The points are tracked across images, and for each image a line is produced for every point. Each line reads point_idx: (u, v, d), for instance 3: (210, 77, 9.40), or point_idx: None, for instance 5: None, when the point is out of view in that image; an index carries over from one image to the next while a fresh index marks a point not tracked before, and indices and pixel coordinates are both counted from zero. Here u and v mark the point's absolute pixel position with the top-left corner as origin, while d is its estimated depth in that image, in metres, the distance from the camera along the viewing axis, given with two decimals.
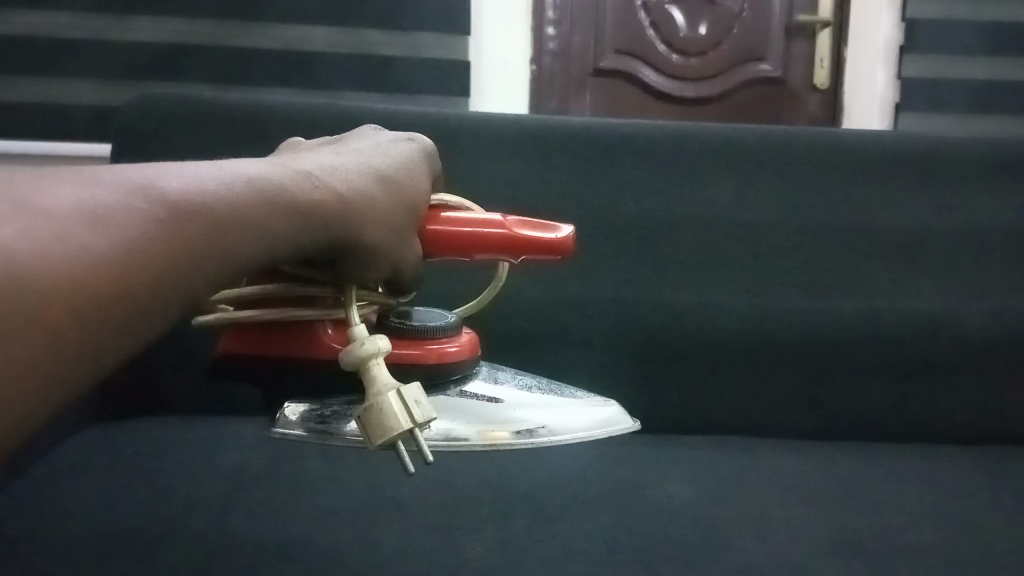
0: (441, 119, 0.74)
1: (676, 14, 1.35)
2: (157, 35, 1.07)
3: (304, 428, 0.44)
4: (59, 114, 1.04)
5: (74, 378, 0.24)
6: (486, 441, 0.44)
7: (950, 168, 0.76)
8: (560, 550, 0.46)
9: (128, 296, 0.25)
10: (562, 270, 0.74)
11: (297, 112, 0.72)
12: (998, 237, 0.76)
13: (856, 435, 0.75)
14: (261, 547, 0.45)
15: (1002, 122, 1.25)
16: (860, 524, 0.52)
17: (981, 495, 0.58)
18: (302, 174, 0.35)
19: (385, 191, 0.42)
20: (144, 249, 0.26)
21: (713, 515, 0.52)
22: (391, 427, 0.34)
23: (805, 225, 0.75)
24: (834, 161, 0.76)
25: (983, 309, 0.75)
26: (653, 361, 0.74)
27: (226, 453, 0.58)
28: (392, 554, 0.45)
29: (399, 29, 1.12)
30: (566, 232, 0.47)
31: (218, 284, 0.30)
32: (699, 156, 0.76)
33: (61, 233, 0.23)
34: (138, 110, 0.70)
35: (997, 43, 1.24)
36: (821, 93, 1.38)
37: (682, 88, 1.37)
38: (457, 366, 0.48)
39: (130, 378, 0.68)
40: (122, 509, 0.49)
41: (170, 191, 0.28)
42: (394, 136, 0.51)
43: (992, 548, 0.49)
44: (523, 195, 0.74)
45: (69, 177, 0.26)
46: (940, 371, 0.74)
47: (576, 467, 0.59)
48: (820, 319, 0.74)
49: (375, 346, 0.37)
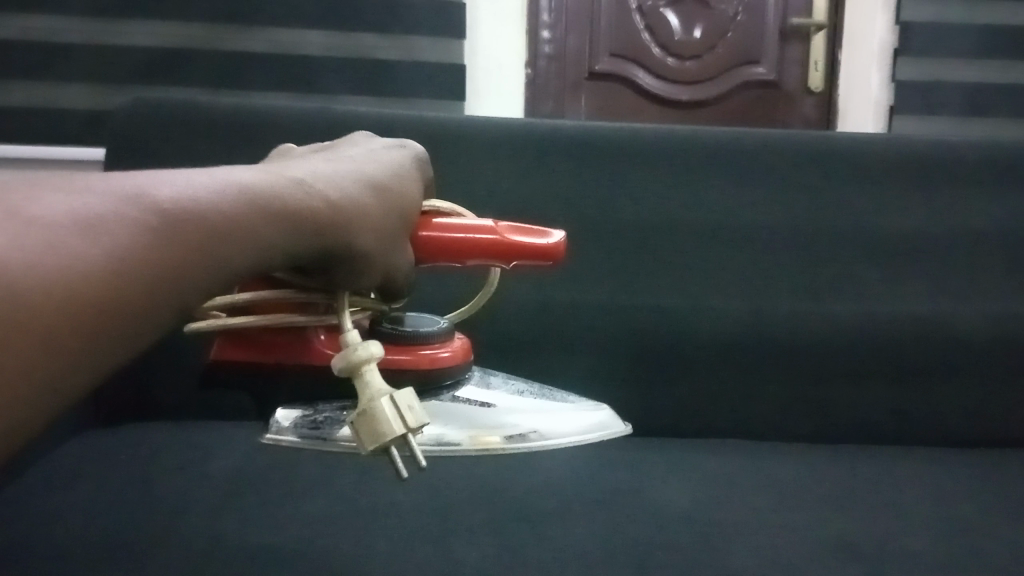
0: (436, 123, 0.74)
1: (671, 18, 1.35)
2: (152, 39, 1.07)
3: (296, 434, 0.44)
4: (54, 118, 1.04)
5: (67, 385, 0.24)
6: (477, 446, 0.44)
7: (944, 171, 0.77)
8: (556, 554, 0.46)
9: (120, 304, 0.25)
10: (557, 274, 0.74)
11: (292, 117, 0.72)
12: (991, 240, 0.76)
13: (850, 438, 0.75)
14: (256, 553, 0.45)
15: (996, 124, 1.26)
16: (855, 527, 0.52)
17: (976, 498, 0.59)
18: (295, 182, 0.36)
19: (377, 198, 0.42)
20: (136, 257, 0.26)
21: (709, 519, 0.52)
22: (385, 432, 0.34)
23: (799, 229, 0.76)
24: (828, 165, 0.77)
25: (975, 311, 0.75)
26: (648, 364, 0.74)
27: (221, 459, 0.58)
28: (386, 559, 0.45)
29: (395, 33, 1.13)
30: (558, 237, 0.47)
31: (211, 291, 0.31)
32: (694, 160, 0.76)
33: (52, 242, 0.23)
34: (133, 115, 0.71)
35: (990, 46, 1.24)
36: (815, 96, 1.39)
37: (678, 91, 1.37)
38: (450, 371, 0.48)
39: (124, 383, 0.68)
40: (116, 516, 0.49)
41: (163, 200, 0.28)
42: (386, 143, 0.51)
43: (984, 550, 0.50)
44: (518, 200, 0.74)
45: (61, 185, 0.26)
46: (934, 374, 0.75)
47: (571, 471, 0.59)
48: (814, 323, 0.75)
49: (368, 352, 0.37)
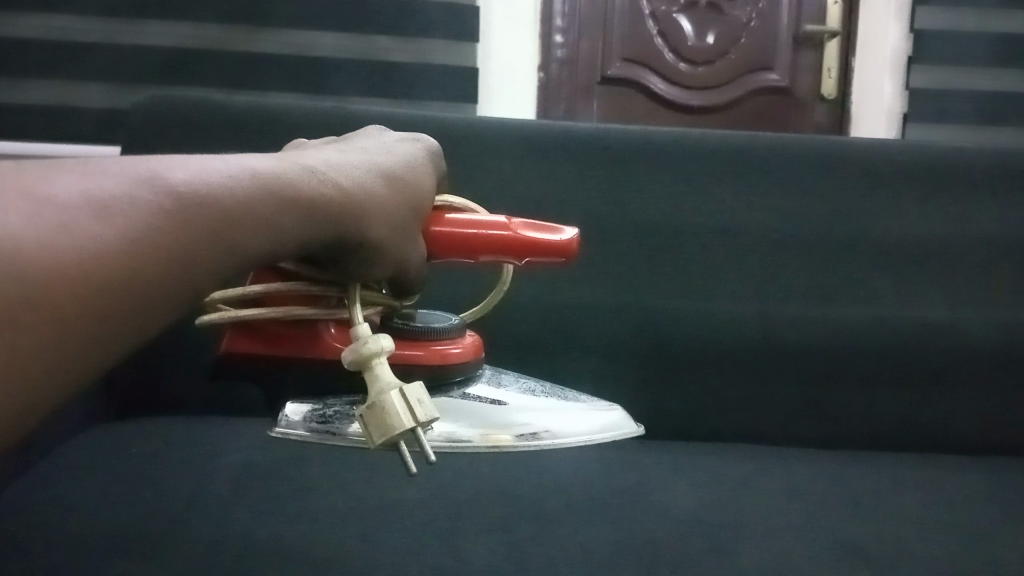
0: (448, 121, 0.74)
1: (683, 23, 1.35)
2: (166, 38, 1.07)
3: (306, 428, 0.44)
4: (67, 117, 1.05)
5: (79, 369, 0.24)
6: (488, 443, 0.43)
7: (958, 176, 0.76)
8: (563, 551, 0.46)
9: (131, 288, 0.25)
10: (566, 274, 0.73)
11: (303, 116, 0.72)
12: (1004, 246, 0.76)
13: (858, 443, 0.74)
14: (263, 546, 0.45)
15: (1007, 133, 1.24)
16: (863, 530, 0.52)
17: (989, 504, 0.58)
18: (307, 169, 0.36)
19: (390, 189, 0.42)
20: (150, 240, 0.26)
21: (717, 520, 0.52)
22: (394, 425, 0.34)
23: (812, 233, 0.75)
24: (842, 169, 0.76)
25: (989, 317, 0.74)
26: (657, 365, 0.73)
27: (229, 453, 0.58)
28: (393, 553, 0.45)
29: (406, 35, 1.13)
30: (571, 234, 0.46)
31: (222, 279, 0.30)
32: (706, 162, 0.75)
33: (66, 223, 0.23)
34: (146, 112, 0.71)
35: (1004, 54, 1.23)
36: (828, 103, 1.38)
37: (689, 97, 1.37)
38: (461, 367, 0.48)
39: (134, 377, 0.68)
40: (125, 508, 0.49)
41: (176, 183, 0.28)
42: (399, 136, 0.51)
43: (993, 555, 0.49)
44: (528, 199, 0.74)
45: (76, 167, 0.26)
46: (946, 379, 0.74)
47: (580, 471, 0.59)
48: (825, 327, 0.74)
49: (378, 345, 0.37)
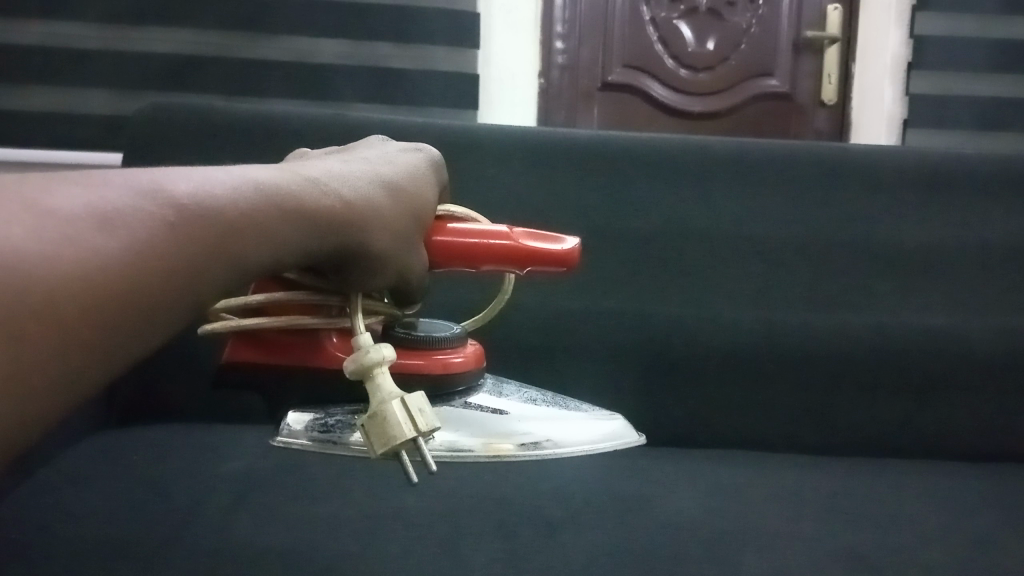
0: (448, 129, 0.74)
1: (684, 29, 1.35)
2: (168, 45, 1.08)
3: (308, 437, 0.44)
4: (69, 123, 1.05)
5: (80, 379, 0.24)
6: (490, 452, 0.43)
7: (958, 183, 0.76)
8: (564, 559, 0.46)
9: (134, 299, 0.25)
10: (567, 282, 0.74)
11: (305, 123, 0.72)
12: (1005, 252, 0.76)
13: (858, 450, 0.74)
14: (264, 555, 0.45)
15: (1007, 139, 1.25)
16: (864, 537, 0.52)
17: (990, 511, 0.58)
18: (310, 181, 0.36)
19: (392, 199, 0.42)
20: (153, 251, 0.26)
21: (718, 527, 0.52)
22: (395, 435, 0.34)
23: (812, 240, 0.75)
24: (842, 177, 0.76)
25: (990, 324, 0.74)
26: (658, 373, 0.73)
27: (230, 460, 0.58)
28: (393, 561, 0.45)
29: (407, 42, 1.13)
30: (572, 244, 0.47)
31: (224, 290, 0.31)
32: (707, 169, 0.76)
33: (71, 234, 0.23)
34: (148, 121, 0.71)
35: (1003, 60, 1.23)
36: (828, 109, 1.38)
37: (690, 103, 1.37)
38: (462, 376, 0.48)
39: (137, 385, 0.69)
40: (126, 516, 0.49)
41: (180, 194, 0.28)
42: (401, 146, 0.51)
43: (994, 562, 0.49)
44: (530, 206, 0.74)
45: (79, 178, 0.26)
46: (947, 386, 0.74)
47: (581, 479, 0.59)
48: (826, 334, 0.74)
49: (380, 354, 0.37)
